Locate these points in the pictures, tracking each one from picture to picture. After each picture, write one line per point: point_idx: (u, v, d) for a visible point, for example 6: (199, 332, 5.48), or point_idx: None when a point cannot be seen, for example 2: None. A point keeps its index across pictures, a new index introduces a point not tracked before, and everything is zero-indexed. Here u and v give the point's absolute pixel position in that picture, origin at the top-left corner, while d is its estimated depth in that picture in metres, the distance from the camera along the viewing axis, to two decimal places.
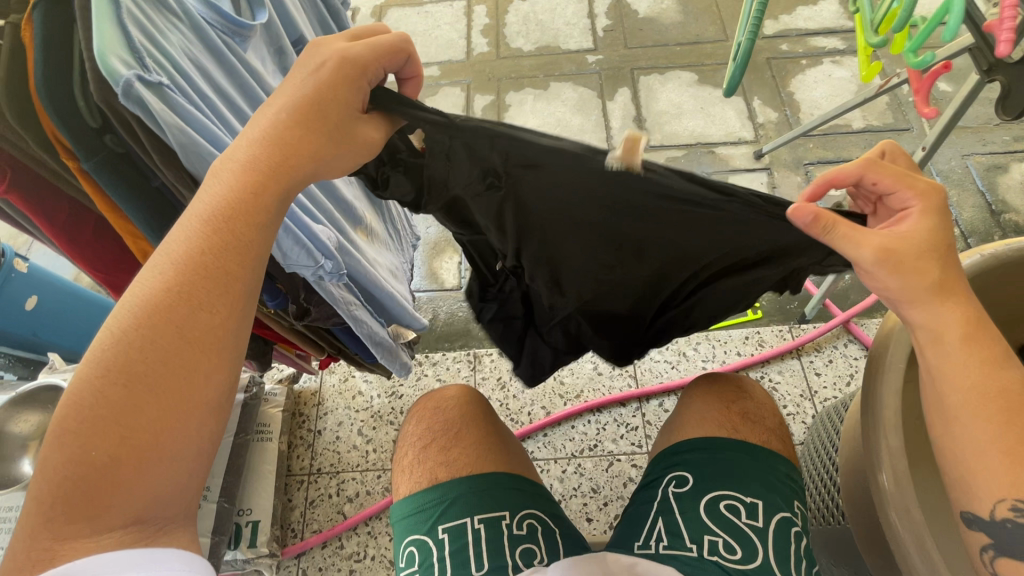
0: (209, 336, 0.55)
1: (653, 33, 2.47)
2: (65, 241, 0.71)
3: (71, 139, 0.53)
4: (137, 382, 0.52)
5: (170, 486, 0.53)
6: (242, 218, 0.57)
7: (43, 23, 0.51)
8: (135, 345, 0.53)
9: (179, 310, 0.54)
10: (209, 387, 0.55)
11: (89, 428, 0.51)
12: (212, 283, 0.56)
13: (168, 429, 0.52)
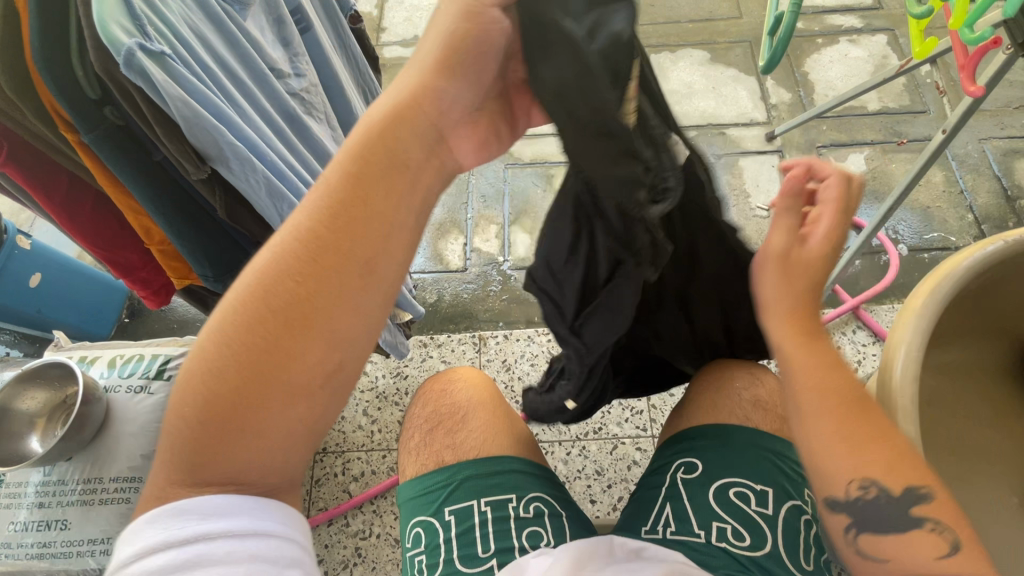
0: (336, 295, 0.53)
1: (665, 9, 2.40)
2: (65, 216, 0.69)
3: (72, 112, 0.51)
4: (264, 331, 0.52)
5: (286, 446, 0.54)
6: (378, 179, 0.55)
7: None
8: (256, 305, 0.52)
9: (314, 264, 0.53)
10: (328, 347, 0.53)
11: (218, 372, 0.51)
12: (343, 239, 0.54)
13: (286, 384, 0.52)
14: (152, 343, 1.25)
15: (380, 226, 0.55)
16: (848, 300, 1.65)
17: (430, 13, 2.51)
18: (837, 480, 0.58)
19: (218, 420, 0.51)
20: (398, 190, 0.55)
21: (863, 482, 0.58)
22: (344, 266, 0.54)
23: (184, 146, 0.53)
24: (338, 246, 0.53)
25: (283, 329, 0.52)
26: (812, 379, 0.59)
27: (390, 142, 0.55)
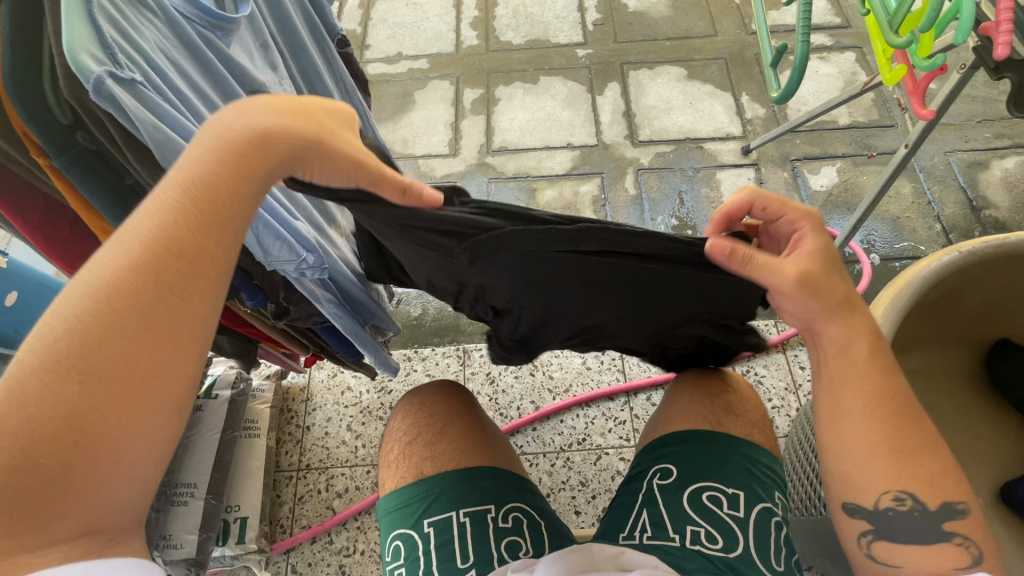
0: (169, 325, 0.55)
1: (643, 28, 2.47)
2: (39, 237, 0.68)
3: (44, 138, 0.52)
4: (90, 379, 0.51)
5: (143, 460, 0.55)
6: (195, 220, 0.55)
7: (11, 15, 0.49)
8: (108, 326, 0.52)
9: (141, 301, 0.54)
10: (184, 355, 0.56)
11: (36, 431, 0.50)
12: (176, 273, 0.55)
13: (133, 426, 0.53)
14: None
15: (225, 238, 0.57)
16: None
17: (414, 31, 2.55)
18: (870, 493, 0.68)
19: (66, 449, 0.51)
20: (231, 220, 0.57)
21: (898, 495, 0.66)
22: (192, 278, 0.55)
23: (153, 170, 0.54)
24: (185, 263, 0.55)
25: (141, 342, 0.53)
26: (861, 397, 0.69)
27: (236, 168, 0.55)
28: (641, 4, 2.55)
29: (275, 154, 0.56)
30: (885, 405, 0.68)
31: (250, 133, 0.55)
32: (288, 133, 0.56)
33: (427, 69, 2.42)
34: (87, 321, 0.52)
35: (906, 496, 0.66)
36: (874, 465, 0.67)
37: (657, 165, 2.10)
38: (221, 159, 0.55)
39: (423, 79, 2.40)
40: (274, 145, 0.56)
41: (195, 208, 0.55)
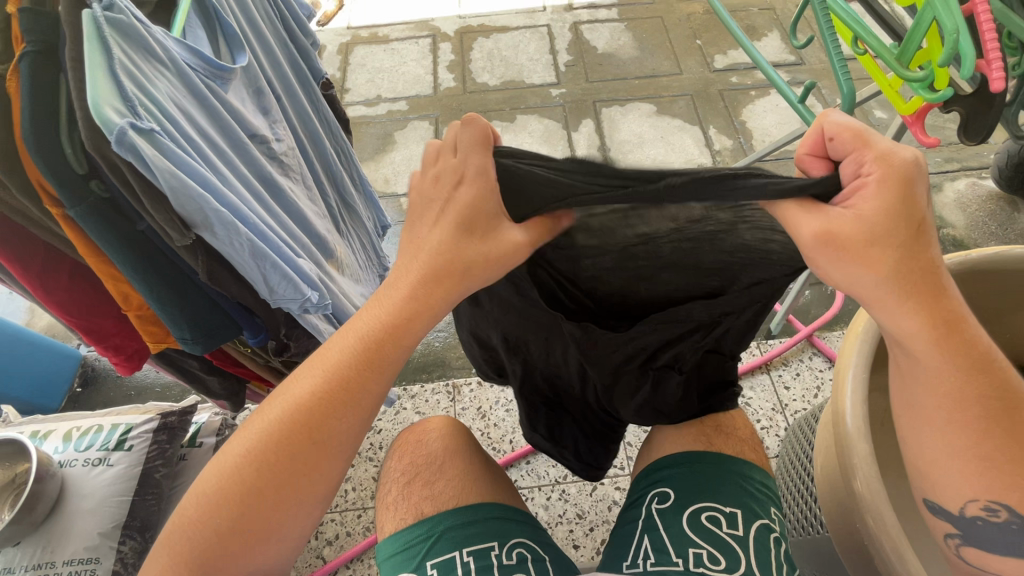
0: (332, 439, 0.63)
1: (612, 68, 2.60)
2: (36, 284, 0.66)
3: (59, 187, 0.52)
4: (271, 470, 0.61)
5: (298, 533, 0.65)
6: (378, 348, 0.63)
7: (31, 75, 0.49)
8: (296, 434, 0.61)
9: (318, 417, 0.62)
10: (345, 461, 0.65)
11: (228, 499, 0.61)
12: (348, 394, 0.63)
13: (288, 510, 0.62)
14: (113, 412, 1.20)
15: (389, 373, 0.64)
16: (802, 329, 1.75)
17: (392, 75, 2.63)
18: (956, 498, 0.63)
19: (252, 517, 0.61)
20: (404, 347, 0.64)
21: (989, 504, 0.61)
22: (367, 404, 0.64)
23: (169, 213, 0.55)
24: (360, 390, 0.63)
25: (312, 449, 0.62)
26: (943, 401, 0.59)
27: (414, 313, 0.63)
28: (609, 46, 2.69)
29: (445, 302, 0.63)
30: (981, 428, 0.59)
31: (433, 284, 0.62)
32: (448, 291, 0.63)
33: (407, 110, 2.48)
34: (282, 430, 0.61)
35: (953, 507, 0.64)
36: (953, 463, 0.61)
37: None
38: (403, 306, 0.63)
39: (402, 120, 2.46)
40: (448, 294, 0.63)
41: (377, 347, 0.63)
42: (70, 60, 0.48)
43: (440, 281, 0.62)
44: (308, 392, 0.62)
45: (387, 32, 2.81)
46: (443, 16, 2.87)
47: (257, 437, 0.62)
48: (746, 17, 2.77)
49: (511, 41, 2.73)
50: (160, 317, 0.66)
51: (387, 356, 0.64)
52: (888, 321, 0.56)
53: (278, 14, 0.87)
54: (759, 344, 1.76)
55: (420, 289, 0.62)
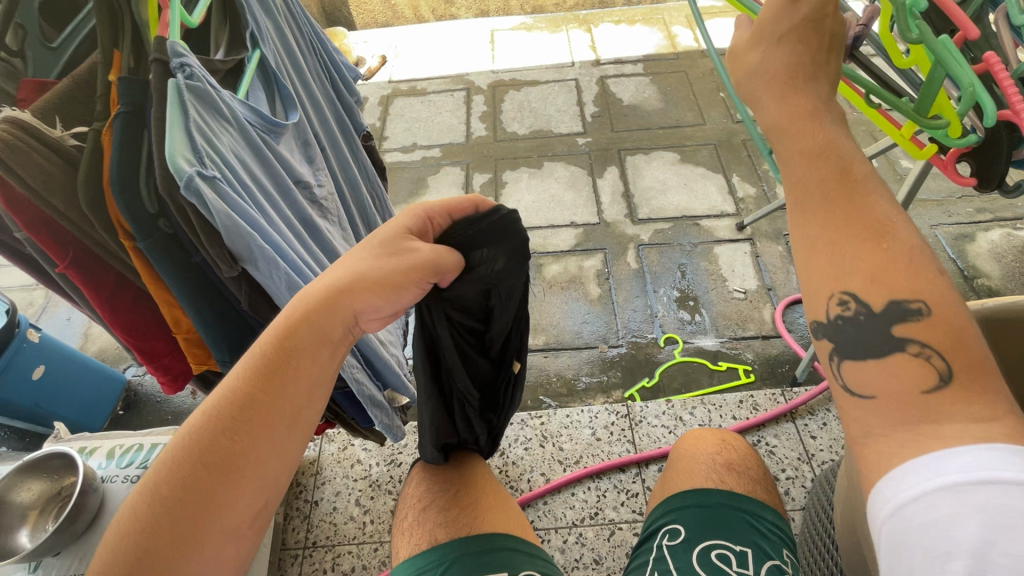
0: (242, 457, 0.57)
1: (637, 119, 2.71)
2: (106, 307, 0.74)
3: (133, 224, 0.60)
4: (180, 502, 0.54)
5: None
6: (292, 347, 0.61)
7: (122, 129, 0.58)
8: (191, 461, 0.55)
9: (229, 430, 0.57)
10: (255, 491, 0.57)
11: (132, 545, 0.52)
12: (260, 401, 0.58)
13: (200, 549, 0.54)
14: (152, 432, 1.27)
15: (306, 375, 0.62)
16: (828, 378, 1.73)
17: (428, 124, 2.80)
18: (812, 293, 0.53)
19: (152, 563, 0.52)
20: (319, 344, 0.63)
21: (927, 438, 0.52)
22: (277, 421, 0.59)
23: (222, 248, 0.62)
24: (271, 406, 0.59)
25: (215, 475, 0.55)
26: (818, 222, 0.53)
27: (322, 313, 0.63)
28: (634, 98, 2.81)
29: (342, 311, 0.64)
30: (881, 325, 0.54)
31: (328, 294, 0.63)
32: (344, 301, 0.64)
33: (440, 156, 2.63)
34: (176, 463, 0.55)
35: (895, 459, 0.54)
36: (817, 258, 0.53)
37: (656, 241, 2.21)
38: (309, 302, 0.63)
39: (436, 166, 2.60)
40: (344, 300, 0.64)
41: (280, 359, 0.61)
42: (155, 117, 0.56)
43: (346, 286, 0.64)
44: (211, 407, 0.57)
45: (425, 85, 3.02)
46: (477, 71, 3.07)
47: (148, 479, 0.54)
48: None
49: (541, 94, 2.89)
50: (205, 341, 0.72)
51: (298, 366, 0.61)
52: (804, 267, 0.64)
53: (327, 76, 0.99)
54: (784, 391, 1.74)
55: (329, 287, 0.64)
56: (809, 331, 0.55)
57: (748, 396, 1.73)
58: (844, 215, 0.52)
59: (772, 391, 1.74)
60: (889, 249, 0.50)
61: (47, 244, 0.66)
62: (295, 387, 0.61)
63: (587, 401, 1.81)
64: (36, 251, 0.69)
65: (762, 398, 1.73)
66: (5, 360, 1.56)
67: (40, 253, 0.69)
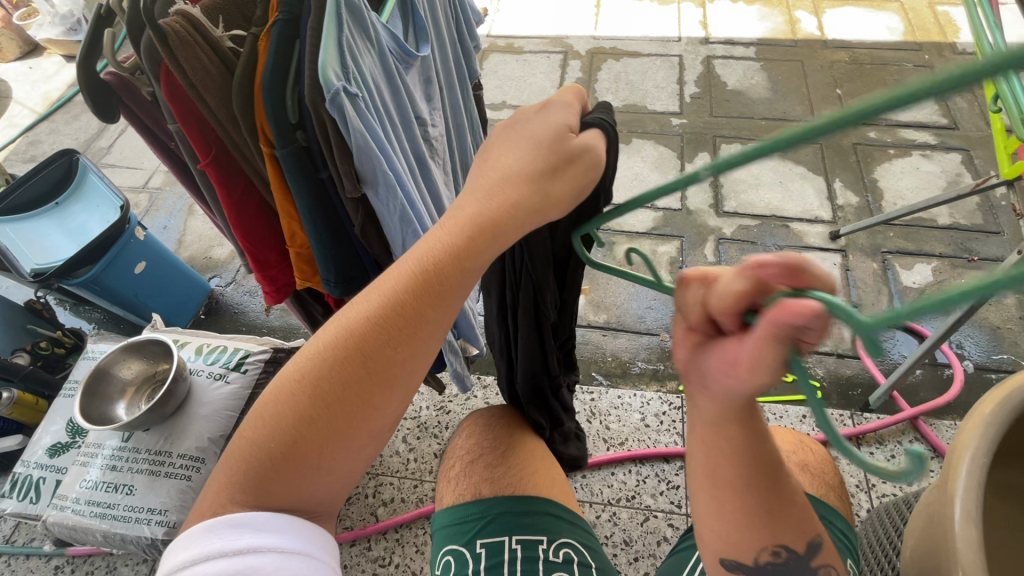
0: (405, 352, 0.58)
1: (739, 106, 2.55)
2: (233, 211, 0.77)
3: (275, 131, 0.61)
4: (350, 382, 0.56)
5: (355, 464, 0.59)
6: (475, 239, 0.58)
7: (279, 37, 0.59)
8: (351, 362, 0.56)
9: (405, 320, 0.57)
10: (401, 397, 0.60)
11: (306, 408, 0.55)
12: (432, 297, 0.58)
13: (355, 432, 0.57)
14: (235, 337, 1.36)
15: (473, 281, 0.60)
16: (905, 409, 1.61)
17: (520, 84, 2.75)
18: (748, 550, 0.61)
19: (315, 436, 0.55)
20: (496, 252, 0.60)
21: (774, 549, 0.61)
22: (431, 333, 0.59)
23: (351, 169, 0.64)
24: (421, 324, 0.58)
25: (371, 379, 0.57)
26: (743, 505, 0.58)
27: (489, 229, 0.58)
28: (740, 83, 2.64)
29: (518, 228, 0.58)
30: (752, 504, 0.58)
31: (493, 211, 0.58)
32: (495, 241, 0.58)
33: None
34: (336, 361, 0.56)
35: (743, 561, 0.62)
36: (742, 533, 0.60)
37: (739, 237, 2.11)
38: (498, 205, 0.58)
39: None
40: (519, 221, 0.58)
41: (437, 274, 0.58)
42: (312, 29, 0.57)
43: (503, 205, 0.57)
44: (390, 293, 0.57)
45: (522, 44, 2.95)
46: (577, 35, 2.97)
47: (305, 365, 0.57)
48: (897, 71, 2.60)
49: (640, 67, 2.77)
50: (316, 257, 0.75)
51: (452, 287, 0.59)
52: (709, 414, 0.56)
53: (454, 17, 0.97)
54: (852, 415, 1.64)
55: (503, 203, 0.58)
56: (728, 567, 0.62)
57: (812, 412, 1.65)
58: (765, 509, 0.59)
59: (838, 413, 1.65)
60: (781, 499, 0.59)
61: (195, 141, 0.70)
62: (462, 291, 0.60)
63: (639, 385, 1.78)
64: (183, 143, 0.73)
65: (827, 418, 1.64)
66: (115, 252, 1.71)
67: (186, 146, 0.73)
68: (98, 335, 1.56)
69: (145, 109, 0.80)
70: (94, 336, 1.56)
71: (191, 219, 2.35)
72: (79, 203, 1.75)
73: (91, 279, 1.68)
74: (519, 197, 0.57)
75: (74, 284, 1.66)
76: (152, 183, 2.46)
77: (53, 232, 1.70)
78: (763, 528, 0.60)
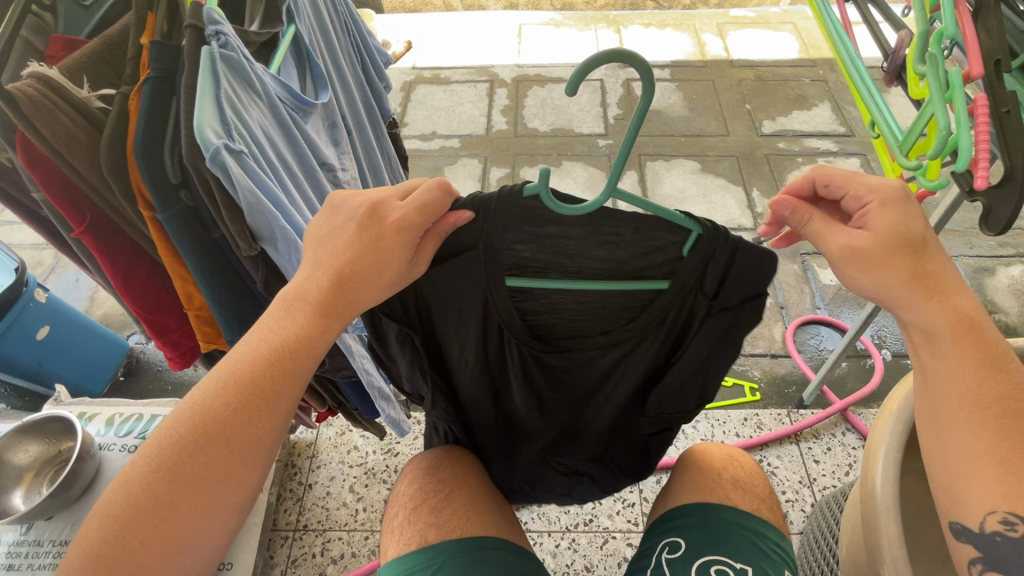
0: (239, 447, 0.60)
1: (660, 124, 2.67)
2: (117, 278, 0.73)
3: (154, 192, 0.57)
4: (182, 482, 0.58)
5: (194, 557, 0.60)
6: (293, 341, 0.61)
7: (150, 95, 0.56)
8: (180, 459, 0.58)
9: (234, 422, 0.60)
10: (240, 491, 0.61)
11: (135, 510, 0.57)
12: (262, 402, 0.61)
13: (196, 526, 0.59)
14: (151, 403, 1.26)
15: (289, 386, 0.62)
16: (836, 402, 1.70)
17: (448, 114, 2.77)
18: (975, 511, 0.58)
19: (149, 534, 0.57)
20: (304, 362, 0.62)
21: (1008, 516, 0.56)
22: (255, 427, 0.60)
23: (244, 227, 0.60)
24: (236, 433, 0.60)
25: (223, 450, 0.59)
26: (965, 391, 0.59)
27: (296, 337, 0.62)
28: (659, 103, 2.77)
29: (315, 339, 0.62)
30: (983, 408, 0.58)
31: (299, 321, 0.62)
32: (307, 346, 0.62)
33: (459, 147, 2.62)
34: (178, 440, 0.59)
35: (968, 524, 0.59)
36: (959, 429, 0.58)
37: None
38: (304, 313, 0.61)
39: (453, 156, 2.59)
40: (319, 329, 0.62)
41: (263, 381, 0.61)
42: (186, 86, 0.54)
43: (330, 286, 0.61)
44: (218, 398, 0.60)
45: (448, 74, 2.99)
46: (502, 63, 3.04)
47: (139, 470, 0.58)
48: (797, 86, 2.82)
49: (565, 91, 2.85)
50: (217, 319, 0.70)
51: (269, 395, 0.61)
52: (916, 316, 0.60)
53: (359, 59, 0.96)
54: (789, 413, 1.70)
55: (317, 296, 0.61)
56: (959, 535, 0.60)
57: (753, 414, 1.70)
58: (1001, 410, 0.57)
59: (777, 412, 1.70)
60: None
61: (63, 208, 0.65)
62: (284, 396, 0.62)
63: None
64: (52, 213, 0.68)
65: (767, 419, 1.69)
66: (10, 320, 1.56)
67: (55, 215, 0.68)
68: None
69: (4, 177, 0.75)
70: None
71: None
72: None
73: None
74: (333, 298, 0.61)
75: None
76: None
77: None
78: (1006, 481, 0.56)
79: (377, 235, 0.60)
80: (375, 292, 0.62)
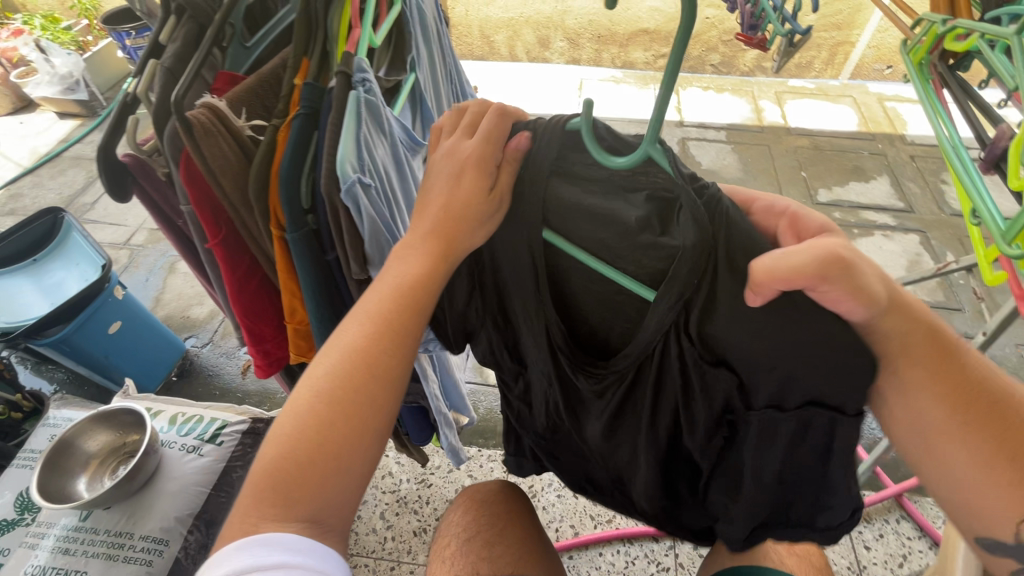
0: (381, 374, 0.57)
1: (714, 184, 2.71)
2: (234, 288, 0.78)
3: (288, 215, 0.63)
4: (337, 407, 0.55)
5: (350, 495, 0.55)
6: (426, 265, 0.59)
7: (298, 130, 0.63)
8: (330, 388, 0.56)
9: (376, 347, 0.58)
10: (382, 421, 0.57)
11: (296, 438, 0.54)
12: (394, 329, 0.58)
13: (348, 460, 0.54)
14: (211, 406, 1.31)
15: (420, 312, 0.60)
16: (889, 485, 1.61)
17: None
18: None
19: (309, 466, 0.53)
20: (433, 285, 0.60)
21: None
22: (392, 351, 0.58)
23: (359, 253, 0.65)
24: (377, 359, 0.58)
25: (365, 378, 0.57)
26: None
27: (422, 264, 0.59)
28: (713, 164, 2.82)
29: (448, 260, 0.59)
30: None
31: (428, 244, 0.59)
32: (435, 271, 0.59)
33: None
34: (321, 371, 0.57)
35: None
36: None
37: None
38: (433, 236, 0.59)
39: None
40: (451, 253, 0.59)
41: (395, 309, 0.59)
42: (332, 124, 0.60)
43: (446, 214, 0.57)
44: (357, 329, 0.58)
45: None
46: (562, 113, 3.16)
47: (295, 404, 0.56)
48: (855, 158, 2.82)
49: None
50: (315, 333, 0.75)
51: (403, 321, 0.59)
52: None
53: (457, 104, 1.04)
54: None
55: (443, 220, 0.57)
56: None
57: None
58: None
59: None
60: None
61: (206, 221, 0.71)
62: (417, 322, 0.60)
63: None
64: (193, 224, 0.75)
65: None
66: (90, 312, 1.66)
67: (195, 226, 0.75)
68: (62, 401, 1.47)
69: (156, 188, 0.83)
70: (58, 402, 1.46)
71: (172, 277, 2.31)
72: (58, 260, 1.72)
73: (61, 339, 1.61)
74: (458, 218, 0.57)
75: (41, 344, 1.59)
76: (135, 240, 2.44)
77: (27, 291, 1.66)
78: None
79: (457, 171, 0.57)
80: (479, 225, 0.57)
